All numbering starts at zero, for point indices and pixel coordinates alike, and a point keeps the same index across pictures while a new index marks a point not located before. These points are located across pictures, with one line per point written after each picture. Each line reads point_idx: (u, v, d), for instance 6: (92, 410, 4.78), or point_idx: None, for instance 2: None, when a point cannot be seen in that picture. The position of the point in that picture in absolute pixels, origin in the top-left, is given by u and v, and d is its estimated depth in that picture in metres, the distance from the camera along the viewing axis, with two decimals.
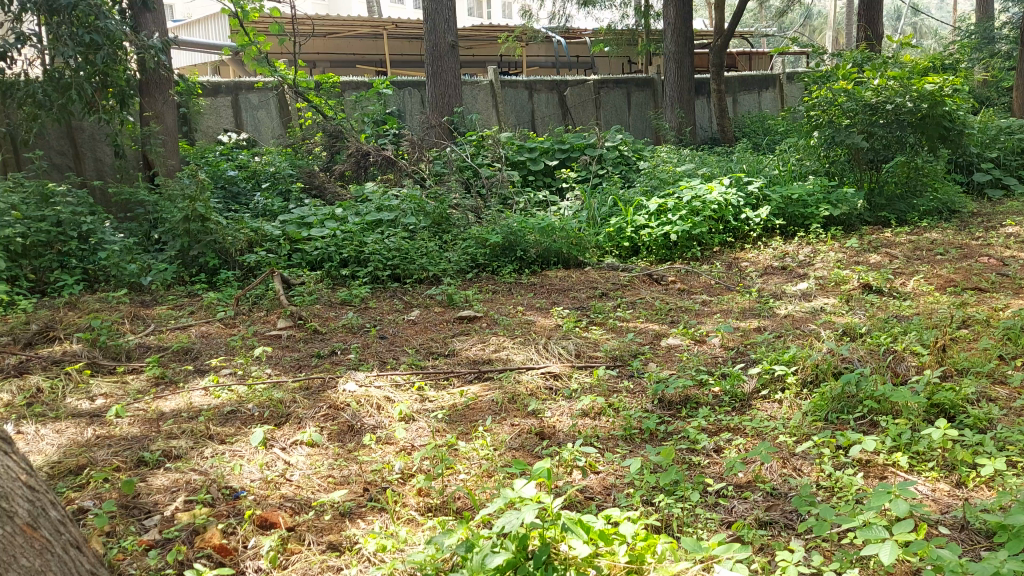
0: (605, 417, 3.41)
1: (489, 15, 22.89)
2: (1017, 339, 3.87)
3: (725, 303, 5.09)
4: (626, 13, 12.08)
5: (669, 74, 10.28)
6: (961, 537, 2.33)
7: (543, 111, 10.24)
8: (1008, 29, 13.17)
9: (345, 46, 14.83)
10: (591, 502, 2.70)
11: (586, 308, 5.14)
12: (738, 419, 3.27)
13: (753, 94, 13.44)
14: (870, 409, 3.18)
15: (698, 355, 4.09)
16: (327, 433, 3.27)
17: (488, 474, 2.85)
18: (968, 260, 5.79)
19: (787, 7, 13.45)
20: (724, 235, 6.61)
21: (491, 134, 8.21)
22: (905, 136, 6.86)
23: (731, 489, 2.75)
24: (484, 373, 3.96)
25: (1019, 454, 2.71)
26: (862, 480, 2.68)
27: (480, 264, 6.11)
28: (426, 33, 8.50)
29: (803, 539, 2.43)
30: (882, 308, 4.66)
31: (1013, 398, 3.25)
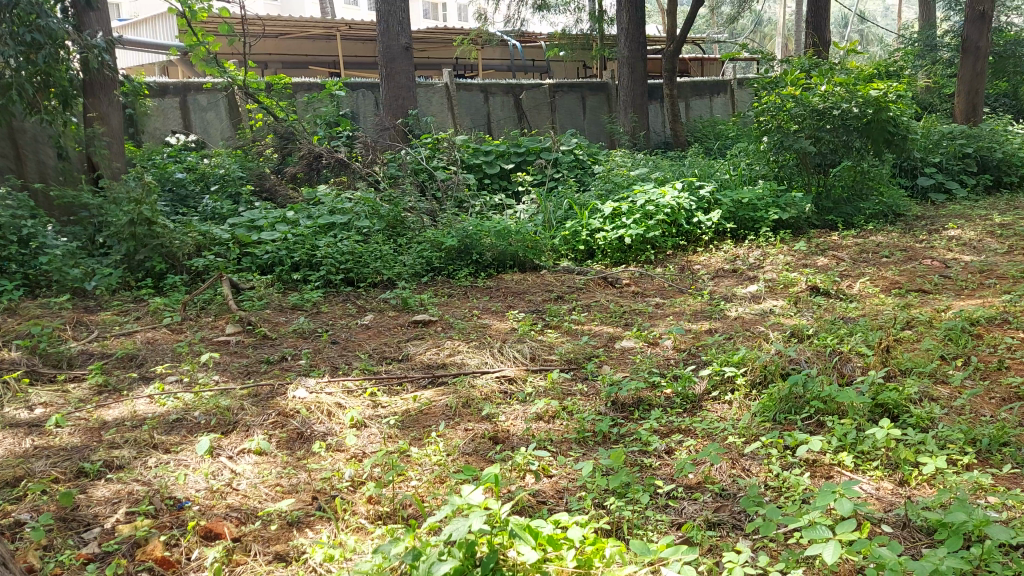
0: (559, 421, 3.40)
1: (446, 16, 22.82)
2: (958, 340, 3.96)
3: (678, 305, 5.15)
4: (581, 18, 12.19)
5: (623, 79, 10.34)
6: (904, 535, 2.37)
7: (498, 114, 10.23)
8: (950, 37, 13.48)
9: (296, 46, 14.64)
10: (543, 506, 2.70)
11: (542, 312, 5.13)
12: (689, 421, 3.30)
13: (706, 98, 13.60)
14: (817, 410, 3.22)
15: (651, 357, 4.12)
16: (276, 441, 3.21)
17: (440, 481, 2.83)
18: (913, 262, 5.94)
19: (739, 13, 13.63)
20: (677, 239, 6.66)
21: (446, 137, 8.17)
22: (851, 140, 7.05)
23: (681, 490, 2.76)
24: (438, 378, 3.92)
25: (960, 453, 2.78)
26: (809, 480, 2.71)
27: (435, 267, 6.08)
28: (380, 35, 8.43)
29: (750, 539, 2.45)
30: (829, 309, 4.75)
31: (955, 398, 3.32)
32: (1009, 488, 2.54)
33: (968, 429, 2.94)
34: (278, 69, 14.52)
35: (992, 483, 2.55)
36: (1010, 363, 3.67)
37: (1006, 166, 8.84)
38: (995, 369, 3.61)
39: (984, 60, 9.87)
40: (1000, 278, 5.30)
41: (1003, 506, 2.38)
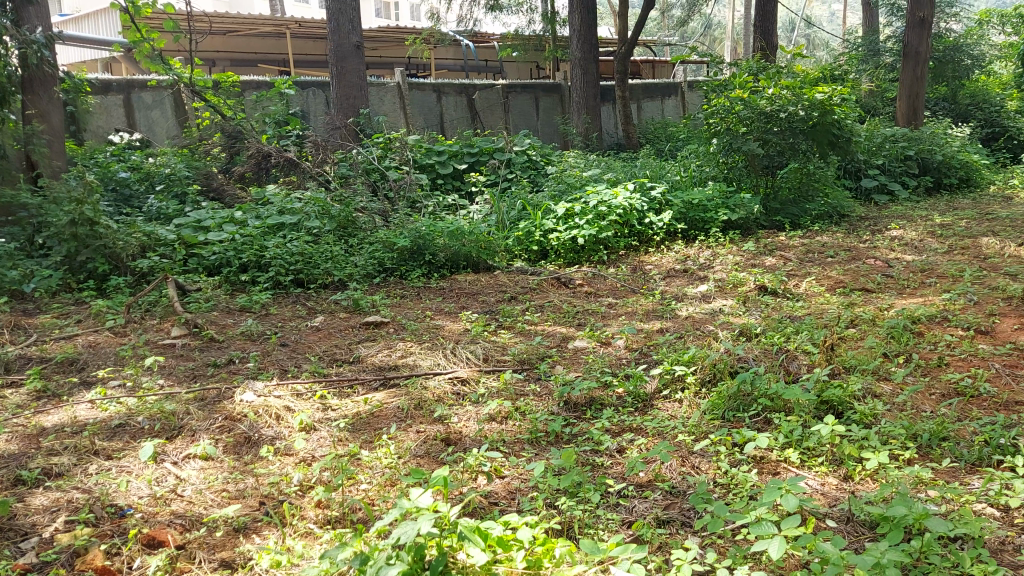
0: (512, 421, 3.39)
1: (398, 15, 22.65)
2: (900, 338, 4.05)
3: (630, 305, 5.18)
4: (533, 18, 12.26)
5: (576, 80, 10.38)
6: (848, 529, 2.41)
7: (451, 114, 10.19)
8: (892, 42, 13.83)
9: (244, 44, 14.40)
10: (494, 507, 2.68)
11: (495, 312, 5.12)
12: (640, 420, 3.32)
13: (657, 100, 13.73)
14: (764, 407, 3.27)
15: (603, 356, 4.13)
16: (222, 446, 3.14)
17: (391, 484, 2.79)
18: (856, 261, 6.07)
19: (689, 16, 13.79)
20: (630, 239, 6.71)
21: (398, 136, 8.11)
22: (798, 143, 7.16)
23: (632, 488, 2.77)
24: (390, 380, 3.88)
25: (902, 448, 2.84)
26: (757, 476, 2.74)
27: (387, 268, 6.02)
28: (331, 34, 8.34)
29: (699, 536, 2.47)
30: (776, 308, 4.83)
31: (897, 394, 3.40)
32: (947, 482, 2.61)
33: (909, 425, 3.00)
34: (225, 66, 14.25)
35: (931, 476, 2.61)
36: (949, 359, 3.77)
37: (946, 168, 9.09)
38: (935, 366, 3.70)
39: (924, 65, 10.14)
40: (940, 277, 5.45)
41: (942, 499, 2.44)
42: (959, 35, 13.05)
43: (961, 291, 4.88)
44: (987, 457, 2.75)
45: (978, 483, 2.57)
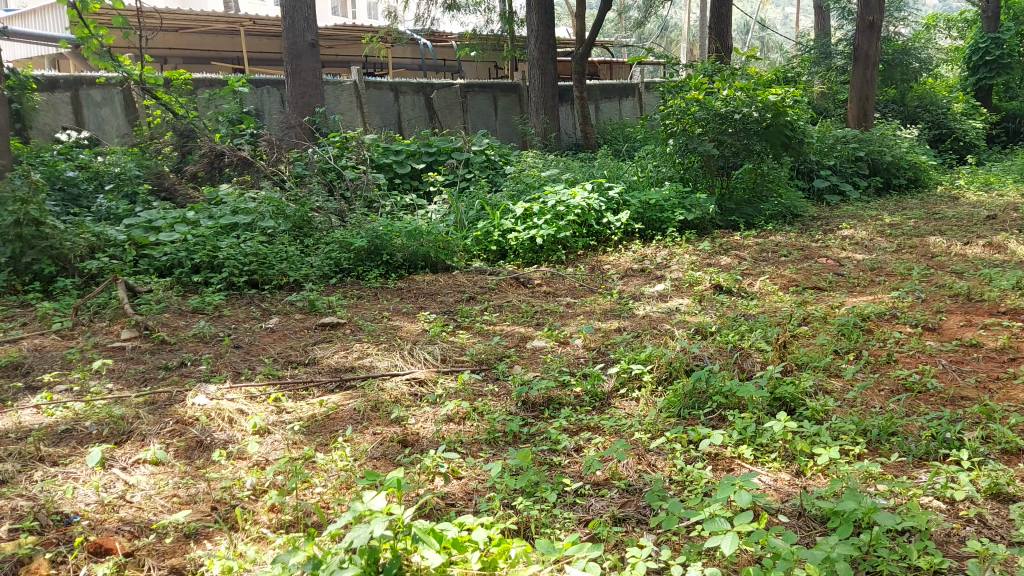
0: (470, 422, 3.38)
1: (354, 14, 22.48)
2: (850, 335, 4.13)
3: (588, 304, 5.20)
4: (491, 18, 12.13)
5: (534, 80, 10.39)
6: (800, 524, 2.45)
7: (408, 113, 10.13)
8: (843, 45, 14.09)
9: (196, 41, 14.12)
10: (450, 509, 2.66)
11: (453, 312, 5.10)
12: (597, 419, 3.33)
13: (615, 101, 13.80)
14: (719, 404, 3.31)
15: (561, 356, 4.14)
16: (173, 450, 3.08)
17: (346, 487, 2.76)
18: (809, 261, 6.17)
19: (645, 18, 13.90)
20: (588, 239, 6.73)
21: (354, 135, 8.03)
22: (752, 144, 7.27)
23: (589, 487, 2.78)
24: (345, 382, 3.84)
25: (852, 443, 2.89)
26: (711, 473, 2.76)
27: (344, 269, 5.96)
28: (285, 32, 8.22)
29: (655, 533, 2.49)
30: (731, 307, 4.89)
31: (847, 390, 3.46)
32: (896, 476, 2.66)
33: (860, 421, 3.06)
34: (177, 64, 13.96)
35: (880, 471, 2.66)
36: (898, 356, 3.85)
37: (895, 168, 9.31)
38: (884, 362, 3.78)
39: (874, 68, 10.35)
40: (889, 275, 5.56)
41: (890, 493, 2.49)
42: (907, 38, 13.37)
43: (910, 289, 4.99)
44: (934, 451, 2.81)
45: (925, 477, 2.63)
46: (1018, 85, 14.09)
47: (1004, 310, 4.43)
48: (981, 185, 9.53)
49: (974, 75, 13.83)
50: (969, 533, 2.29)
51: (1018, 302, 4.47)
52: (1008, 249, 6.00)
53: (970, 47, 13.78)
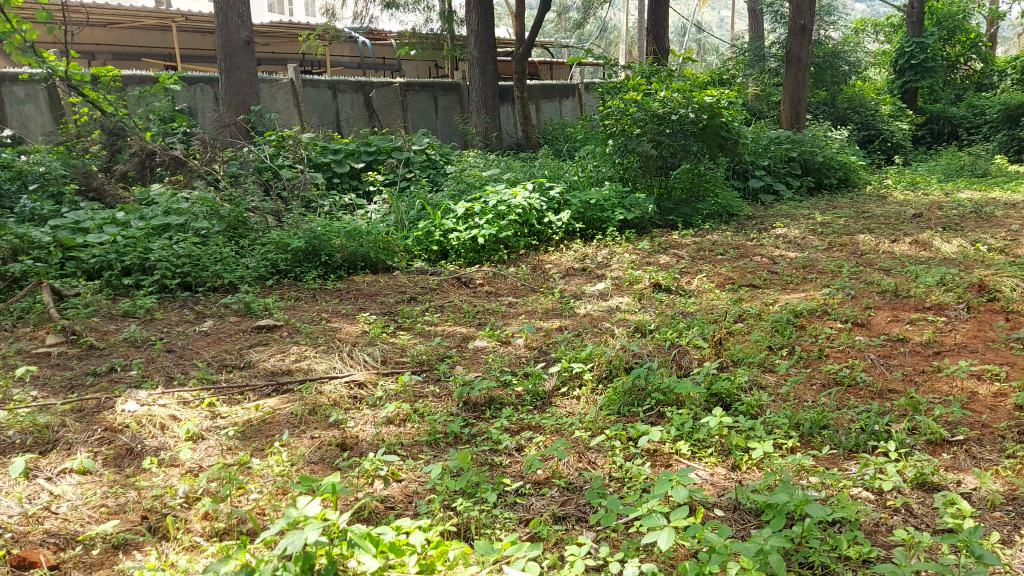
0: (410, 424, 3.34)
1: (291, 10, 22.07)
2: (784, 331, 4.22)
3: (530, 304, 5.20)
4: (430, 17, 12.02)
5: (474, 80, 10.36)
6: (734, 517, 2.49)
7: (346, 111, 9.99)
8: (777, 48, 14.33)
9: (126, 37, 13.67)
10: (390, 512, 2.63)
11: (394, 313, 5.05)
12: (539, 418, 3.33)
13: (555, 101, 13.85)
14: (657, 401, 3.35)
15: (503, 356, 4.13)
16: (102, 459, 2.98)
17: (282, 492, 2.70)
18: (744, 259, 6.29)
19: (584, 19, 13.95)
20: (530, 239, 6.73)
21: (291, 134, 7.89)
22: (690, 144, 7.33)
23: (529, 487, 2.78)
24: (282, 386, 3.76)
25: (785, 437, 2.95)
26: (650, 470, 2.79)
27: (281, 270, 5.85)
28: (219, 29, 8.03)
29: (594, 531, 2.50)
30: (670, 304, 4.95)
31: (781, 384, 3.54)
32: (827, 469, 2.72)
33: (792, 415, 3.12)
34: (106, 60, 13.51)
35: (812, 464, 2.72)
36: (828, 351, 3.95)
37: (826, 168, 9.57)
38: (816, 357, 3.87)
39: (805, 71, 10.60)
40: (820, 272, 5.71)
41: (822, 485, 2.55)
42: (837, 42, 13.75)
43: (840, 286, 5.13)
44: (863, 443, 2.89)
45: (854, 468, 2.70)
46: (939, 89, 14.70)
47: (929, 305, 4.59)
48: (908, 185, 9.86)
49: (900, 78, 14.30)
50: (897, 522, 2.36)
51: (942, 298, 4.63)
52: (932, 246, 6.22)
53: (897, 51, 14.24)
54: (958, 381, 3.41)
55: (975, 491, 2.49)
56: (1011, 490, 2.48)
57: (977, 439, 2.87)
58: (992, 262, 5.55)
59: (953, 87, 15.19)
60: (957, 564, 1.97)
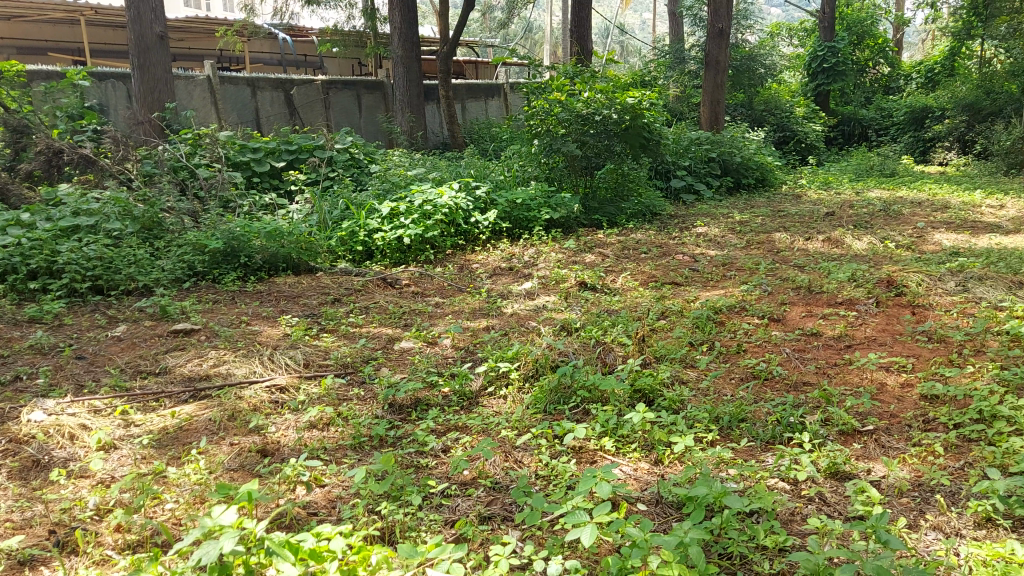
0: (334, 427, 3.28)
1: (209, 6, 21.51)
2: (704, 327, 4.32)
3: (457, 304, 5.18)
4: (352, 14, 11.82)
5: (398, 79, 10.27)
6: (657, 511, 2.52)
7: (266, 109, 9.74)
8: (696, 50, 14.68)
9: (31, 31, 13.05)
10: (312, 518, 2.58)
11: (317, 315, 4.95)
12: (465, 418, 3.32)
13: (481, 101, 13.84)
14: (583, 398, 3.38)
15: (429, 356, 4.10)
16: (6, 472, 2.83)
17: (200, 501, 2.61)
18: (667, 257, 6.40)
19: (508, 19, 13.97)
20: (456, 239, 6.69)
21: (208, 133, 7.66)
22: (613, 144, 7.46)
23: (455, 487, 2.76)
24: (200, 391, 3.65)
25: (706, 431, 3.01)
26: (574, 467, 2.82)
27: (198, 272, 5.68)
28: (131, 24, 7.76)
29: (519, 530, 2.50)
30: (595, 303, 5.00)
31: (702, 379, 3.62)
32: (745, 461, 2.79)
33: (712, 408, 3.19)
34: (10, 55, 12.88)
35: (731, 456, 2.77)
36: (746, 346, 4.06)
37: (744, 169, 9.82)
38: (735, 352, 3.97)
39: (723, 73, 10.86)
40: (739, 270, 5.86)
41: (740, 477, 2.60)
42: (753, 45, 14.11)
43: (757, 283, 5.27)
44: (779, 435, 2.96)
45: (771, 460, 2.77)
46: (849, 92, 15.27)
47: (841, 300, 4.75)
48: (821, 185, 10.20)
49: (813, 81, 14.78)
50: (811, 511, 2.43)
51: (852, 293, 4.80)
52: (844, 243, 6.45)
53: (810, 55, 14.70)
54: (868, 372, 3.54)
55: (883, 478, 2.58)
56: (916, 477, 2.58)
57: (885, 428, 2.98)
58: (899, 258, 5.80)
59: (862, 90, 15.81)
60: (865, 549, 2.04)
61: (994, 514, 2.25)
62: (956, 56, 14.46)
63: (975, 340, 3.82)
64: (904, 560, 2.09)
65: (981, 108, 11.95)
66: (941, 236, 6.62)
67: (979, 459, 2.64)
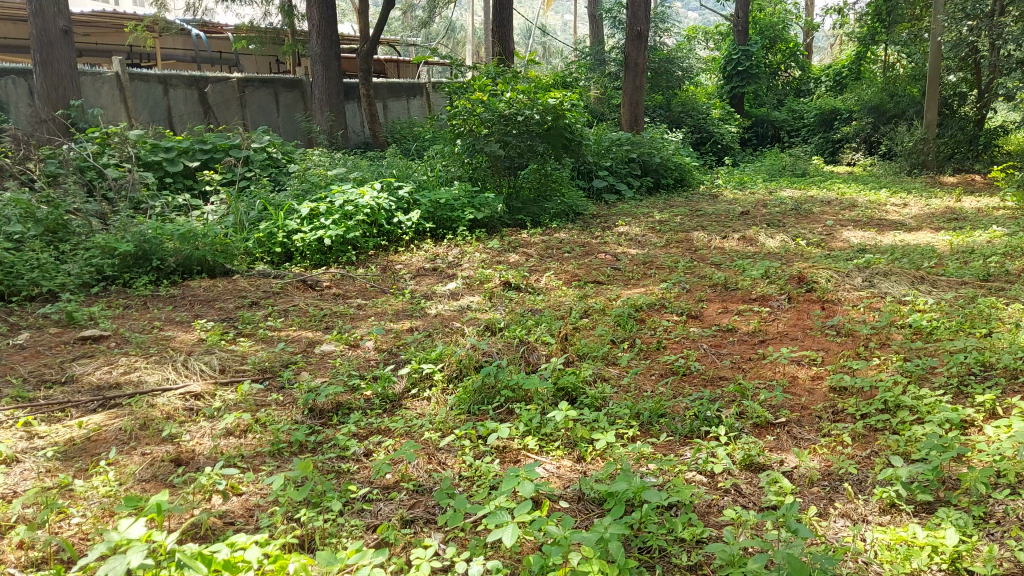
0: (252, 434, 3.20)
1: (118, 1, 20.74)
2: (626, 325, 4.38)
3: (379, 305, 5.12)
4: (269, 11, 11.57)
5: (317, 77, 10.10)
6: (579, 508, 2.54)
7: (179, 108, 9.42)
8: (615, 53, 14.86)
9: None
10: (229, 528, 2.50)
11: (234, 319, 4.81)
12: (388, 421, 3.28)
13: (402, 100, 13.72)
14: (507, 398, 3.38)
15: (351, 360, 4.04)
16: None
17: (109, 515, 2.50)
18: (589, 256, 6.47)
19: (430, 19, 13.88)
20: (378, 239, 6.61)
21: (117, 131, 7.36)
22: (535, 145, 7.50)
23: (377, 492, 2.72)
24: (110, 400, 3.50)
25: (627, 428, 3.05)
26: (498, 467, 2.81)
27: (108, 276, 5.45)
28: (32, 18, 7.41)
29: (442, 531, 2.48)
30: (519, 303, 5.02)
31: (623, 376, 3.66)
32: (664, 455, 2.83)
33: (633, 405, 3.24)
34: None
35: (651, 451, 2.82)
36: (666, 342, 4.13)
37: (663, 169, 10.02)
38: (655, 349, 4.03)
39: (642, 75, 11.04)
40: (658, 268, 5.96)
41: (659, 471, 2.65)
42: (671, 48, 14.37)
43: (676, 281, 5.38)
44: (697, 429, 3.03)
45: (689, 453, 2.83)
46: (763, 94, 15.72)
47: (755, 297, 4.89)
48: (736, 185, 10.49)
49: (728, 83, 15.18)
50: (727, 502, 2.48)
51: (766, 290, 4.95)
52: (758, 241, 6.63)
53: (725, 58, 15.06)
54: (781, 366, 3.66)
55: (795, 469, 2.66)
56: (826, 466, 2.67)
57: (797, 420, 3.08)
58: (809, 256, 6.01)
59: (775, 93, 16.32)
60: (778, 538, 2.10)
61: (898, 500, 2.34)
62: (862, 61, 15.07)
63: (880, 334, 3.98)
64: (814, 547, 2.16)
65: (885, 110, 12.44)
66: (849, 234, 6.88)
67: (884, 447, 2.74)
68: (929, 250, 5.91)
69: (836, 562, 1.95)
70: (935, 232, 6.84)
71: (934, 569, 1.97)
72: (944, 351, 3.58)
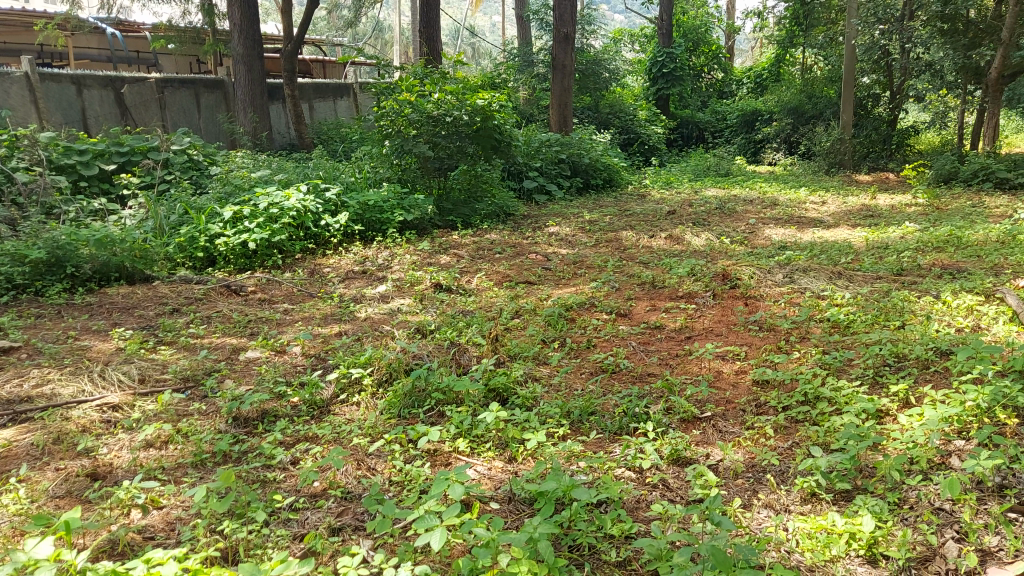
0: (173, 445, 3.09)
1: None
2: (556, 325, 4.39)
3: (306, 310, 5.03)
4: (188, 10, 11.22)
5: (239, 78, 9.84)
6: (509, 509, 2.53)
7: (95, 109, 9.06)
8: (543, 54, 14.89)
9: None
10: (149, 542, 2.41)
11: (155, 327, 4.65)
12: (316, 428, 3.21)
13: (328, 100, 13.50)
14: (437, 401, 3.35)
15: (277, 366, 3.95)
16: None
17: (18, 535, 2.38)
18: (520, 257, 6.48)
19: (355, 19, 13.70)
20: (306, 242, 6.47)
21: (26, 132, 7.04)
22: (464, 146, 7.46)
23: (303, 500, 2.66)
24: (21, 414, 3.34)
25: (558, 427, 3.06)
26: (429, 470, 2.78)
27: (18, 285, 5.20)
28: None
29: (372, 538, 2.44)
30: (450, 304, 4.99)
31: (553, 375, 3.68)
32: (594, 453, 2.85)
33: (563, 404, 3.25)
34: None
35: (581, 449, 2.83)
36: (595, 341, 4.17)
37: (592, 169, 10.12)
38: (584, 348, 4.06)
39: (570, 77, 11.10)
40: (588, 268, 6.01)
41: (589, 469, 2.66)
42: (598, 50, 14.47)
43: (605, 280, 5.44)
44: (626, 426, 3.06)
45: (618, 450, 2.84)
46: (687, 96, 16.01)
47: (681, 295, 4.97)
48: (663, 185, 10.68)
49: (654, 85, 15.41)
50: (655, 497, 2.50)
51: (691, 287, 5.04)
52: (684, 240, 6.75)
53: (650, 60, 15.27)
54: (706, 362, 3.72)
55: (720, 462, 2.71)
56: (750, 459, 2.72)
57: (722, 414, 3.14)
58: (733, 253, 6.13)
59: (698, 95, 16.64)
60: (702, 531, 2.12)
61: (819, 489, 2.39)
62: (781, 63, 15.49)
63: (800, 328, 4.09)
64: (739, 539, 2.19)
65: (804, 111, 12.87)
66: (771, 231, 7.07)
67: (805, 438, 2.81)
68: (847, 246, 6.10)
69: (761, 553, 1.98)
70: (852, 229, 7.08)
71: (852, 555, 2.03)
72: (860, 344, 3.70)
